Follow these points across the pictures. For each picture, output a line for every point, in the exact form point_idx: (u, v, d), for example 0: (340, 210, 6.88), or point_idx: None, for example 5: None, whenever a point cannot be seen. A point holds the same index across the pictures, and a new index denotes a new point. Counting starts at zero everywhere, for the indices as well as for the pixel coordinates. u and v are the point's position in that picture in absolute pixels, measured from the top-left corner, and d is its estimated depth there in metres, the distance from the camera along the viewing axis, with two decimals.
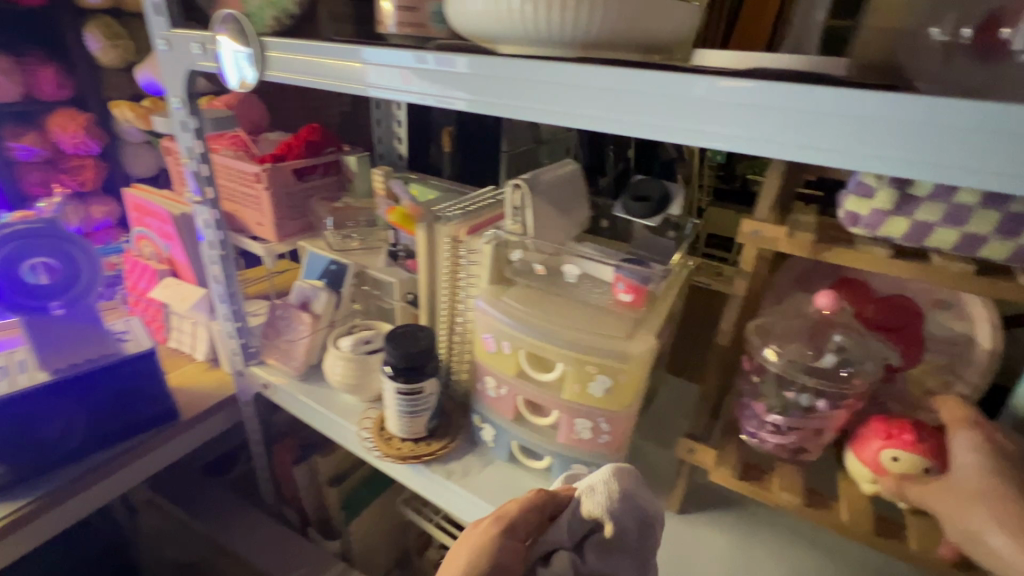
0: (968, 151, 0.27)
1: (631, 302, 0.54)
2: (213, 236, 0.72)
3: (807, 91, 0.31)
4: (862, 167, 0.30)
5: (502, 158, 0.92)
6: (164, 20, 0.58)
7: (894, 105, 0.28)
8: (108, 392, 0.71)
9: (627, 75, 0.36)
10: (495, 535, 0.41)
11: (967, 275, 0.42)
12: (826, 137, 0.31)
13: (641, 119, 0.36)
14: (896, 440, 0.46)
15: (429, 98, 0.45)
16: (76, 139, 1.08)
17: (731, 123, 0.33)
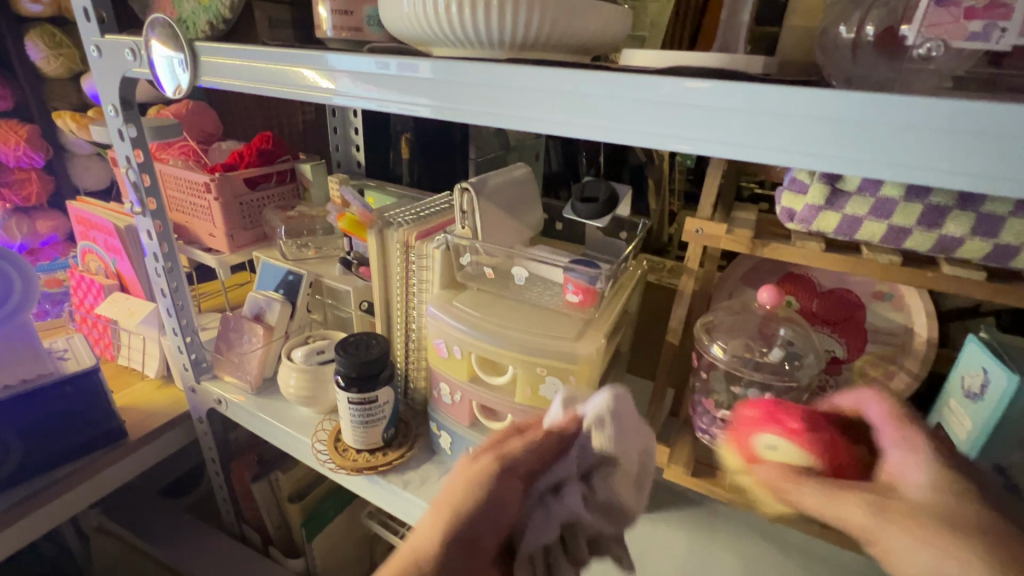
0: (939, 150, 0.26)
1: (580, 302, 0.55)
2: (156, 248, 0.70)
3: (762, 91, 0.30)
4: (831, 168, 0.29)
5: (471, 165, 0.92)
6: (94, 25, 0.56)
7: (860, 105, 0.27)
8: (46, 413, 0.68)
9: (587, 78, 0.34)
10: (493, 472, 0.34)
11: (893, 266, 0.44)
12: (793, 138, 0.29)
13: (603, 122, 0.35)
14: (777, 424, 0.37)
15: (393, 106, 0.43)
16: (19, 151, 1.04)
17: (691, 125, 0.32)
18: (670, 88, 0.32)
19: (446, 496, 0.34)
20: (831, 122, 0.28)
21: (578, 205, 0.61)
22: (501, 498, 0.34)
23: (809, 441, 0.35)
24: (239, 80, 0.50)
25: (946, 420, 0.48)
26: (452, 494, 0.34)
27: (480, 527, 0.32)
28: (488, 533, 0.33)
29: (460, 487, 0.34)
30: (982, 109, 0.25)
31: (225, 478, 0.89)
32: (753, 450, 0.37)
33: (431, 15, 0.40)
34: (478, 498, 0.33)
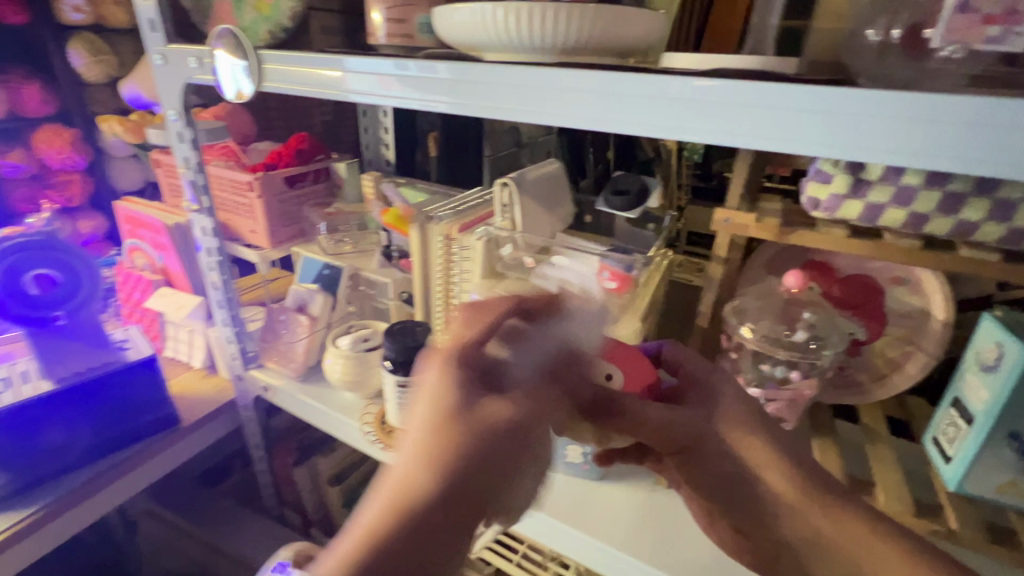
0: (919, 137, 0.30)
1: (617, 289, 0.58)
2: (211, 244, 0.74)
3: (763, 89, 0.34)
4: (824, 153, 0.34)
5: (485, 163, 0.96)
6: (160, 35, 0.60)
7: (851, 101, 0.32)
8: (110, 399, 0.72)
9: (606, 78, 0.39)
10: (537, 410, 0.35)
11: (913, 249, 0.47)
12: (791, 128, 0.34)
13: (619, 115, 0.40)
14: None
15: (412, 98, 0.48)
16: (63, 154, 1.10)
17: (697, 118, 0.37)
18: (678, 86, 0.37)
19: (440, 446, 0.31)
20: (822, 114, 0.33)
21: (611, 197, 0.64)
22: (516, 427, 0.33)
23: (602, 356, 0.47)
24: (295, 85, 0.54)
25: (962, 393, 0.51)
26: (445, 435, 0.31)
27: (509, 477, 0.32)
28: (500, 469, 0.31)
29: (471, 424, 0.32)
30: (953, 101, 0.29)
31: (267, 463, 0.93)
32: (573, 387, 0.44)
33: (487, 23, 0.44)
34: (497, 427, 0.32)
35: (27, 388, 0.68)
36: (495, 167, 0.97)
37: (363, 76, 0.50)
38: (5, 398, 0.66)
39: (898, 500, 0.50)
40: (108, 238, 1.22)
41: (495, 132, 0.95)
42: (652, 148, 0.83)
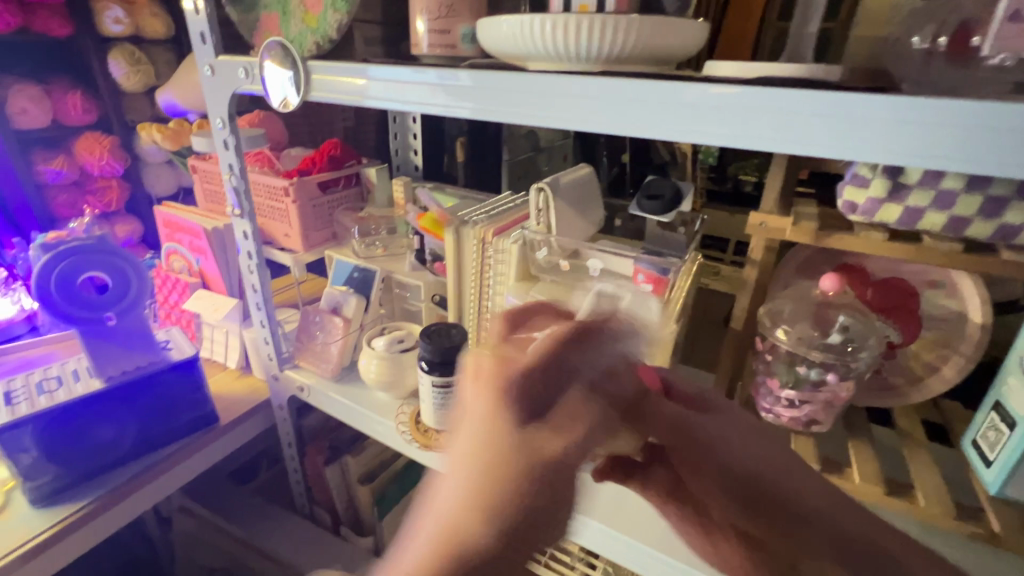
0: (958, 141, 0.31)
1: (652, 292, 0.59)
2: (250, 248, 0.77)
3: (781, 94, 0.35)
4: (855, 157, 0.34)
5: (503, 166, 0.98)
6: (210, 48, 0.63)
7: (886, 107, 0.32)
8: (152, 397, 0.76)
9: (632, 85, 0.40)
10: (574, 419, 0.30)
11: (955, 253, 0.48)
12: (818, 134, 0.35)
13: (642, 121, 0.41)
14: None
15: (435, 105, 0.50)
16: (103, 162, 1.13)
17: (720, 123, 0.38)
18: (696, 93, 0.38)
19: (491, 495, 0.27)
20: (839, 118, 0.34)
21: (644, 201, 0.65)
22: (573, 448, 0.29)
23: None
24: (336, 94, 0.57)
25: (1001, 396, 0.51)
26: (505, 480, 0.27)
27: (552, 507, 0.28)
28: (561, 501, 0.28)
29: (530, 458, 0.28)
30: (970, 106, 0.30)
31: (299, 461, 0.96)
32: None
33: (530, 33, 0.45)
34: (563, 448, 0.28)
35: (79, 386, 0.71)
36: (513, 170, 0.98)
37: (382, 84, 0.53)
38: (59, 395, 0.69)
39: (940, 504, 0.50)
40: (143, 241, 1.25)
41: (513, 137, 0.96)
42: (667, 150, 0.84)
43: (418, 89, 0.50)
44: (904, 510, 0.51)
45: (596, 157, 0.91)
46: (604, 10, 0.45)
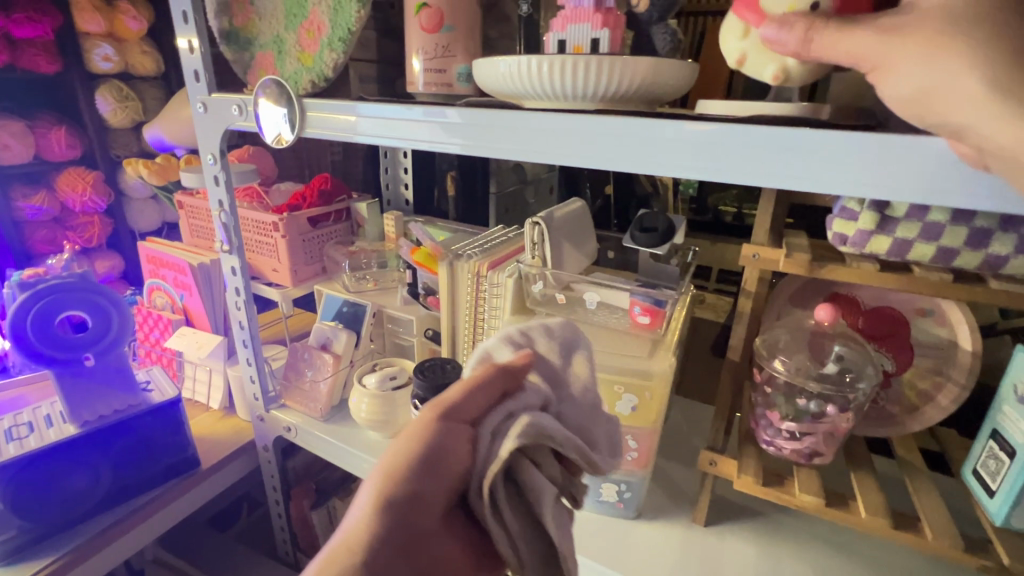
0: (932, 180, 0.32)
1: (649, 324, 0.59)
2: (238, 283, 0.75)
3: (761, 129, 0.36)
4: (847, 192, 0.34)
5: (491, 200, 0.98)
6: (203, 86, 0.63)
7: (863, 142, 0.33)
8: (127, 442, 0.72)
9: (618, 123, 0.41)
10: (433, 421, 0.37)
11: (944, 283, 0.48)
12: (803, 168, 0.35)
13: (626, 158, 0.41)
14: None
15: (422, 141, 0.51)
16: (85, 197, 1.11)
17: (707, 158, 0.38)
18: (677, 129, 0.39)
19: (385, 476, 0.35)
20: (816, 154, 0.35)
21: (637, 234, 0.65)
22: (441, 447, 0.36)
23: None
24: (330, 130, 0.56)
25: (1000, 424, 0.51)
26: (396, 463, 0.35)
27: (420, 483, 0.35)
28: (435, 483, 0.35)
29: (410, 446, 0.36)
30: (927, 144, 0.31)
31: (283, 506, 0.92)
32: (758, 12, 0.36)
33: (527, 73, 0.46)
34: (421, 444, 0.36)
35: (51, 433, 0.68)
36: (501, 203, 0.99)
37: (376, 121, 0.53)
38: (28, 443, 0.66)
39: (948, 537, 0.49)
40: (124, 277, 1.23)
41: (502, 169, 0.96)
42: (649, 183, 0.85)
43: (408, 126, 0.51)
44: (912, 544, 0.50)
45: (581, 189, 0.92)
46: (598, 50, 0.46)
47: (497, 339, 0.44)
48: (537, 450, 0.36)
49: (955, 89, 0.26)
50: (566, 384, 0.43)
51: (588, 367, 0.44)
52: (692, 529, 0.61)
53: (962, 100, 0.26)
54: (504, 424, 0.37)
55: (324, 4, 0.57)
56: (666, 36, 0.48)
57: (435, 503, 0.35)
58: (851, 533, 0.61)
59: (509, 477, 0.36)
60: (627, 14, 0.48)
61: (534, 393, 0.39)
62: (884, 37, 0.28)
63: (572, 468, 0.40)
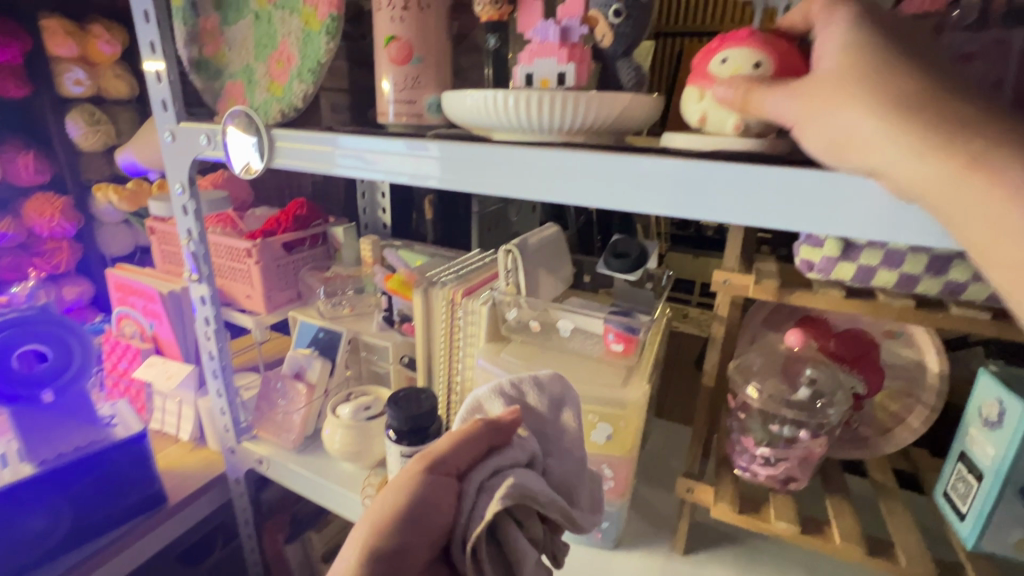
0: (893, 219, 0.32)
1: (623, 350, 0.59)
2: (208, 312, 0.74)
3: (726, 166, 0.36)
4: (811, 229, 0.35)
5: (473, 219, 0.97)
6: (172, 115, 0.62)
7: (824, 180, 0.33)
8: (92, 478, 0.70)
9: (587, 159, 0.41)
10: (418, 473, 0.37)
11: (907, 309, 0.49)
12: (766, 206, 0.35)
13: (596, 194, 0.41)
14: (753, 39, 0.38)
15: (403, 174, 0.50)
16: (53, 223, 1.08)
17: (674, 195, 0.38)
18: (650, 165, 0.39)
19: (373, 527, 0.35)
20: (784, 190, 0.35)
21: (611, 260, 0.66)
22: (428, 497, 0.36)
23: (759, 42, 0.38)
24: (302, 162, 0.56)
25: (968, 447, 0.52)
26: (386, 512, 0.35)
27: (407, 535, 0.34)
28: (420, 537, 0.35)
29: (396, 496, 0.36)
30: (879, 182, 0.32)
31: (256, 541, 0.89)
32: (711, 73, 0.40)
33: (496, 107, 0.46)
34: (407, 495, 0.36)
35: (9, 473, 0.67)
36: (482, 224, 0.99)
37: (349, 153, 0.52)
38: None
39: (920, 562, 0.49)
40: (93, 303, 1.20)
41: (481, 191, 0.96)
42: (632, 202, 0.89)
43: (382, 158, 0.51)
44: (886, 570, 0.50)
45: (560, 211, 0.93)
46: (565, 84, 0.46)
47: (489, 390, 0.45)
48: (521, 509, 0.37)
49: (866, 135, 0.27)
50: (554, 438, 0.44)
51: (576, 420, 0.44)
52: (671, 557, 0.61)
53: (875, 143, 0.27)
54: (491, 480, 0.37)
55: (294, 35, 0.57)
56: (631, 70, 0.49)
57: (418, 557, 0.35)
58: (829, 559, 0.61)
59: (493, 535, 0.36)
60: (593, 48, 0.49)
61: (521, 449, 0.40)
62: (798, 92, 0.30)
63: (554, 527, 0.40)
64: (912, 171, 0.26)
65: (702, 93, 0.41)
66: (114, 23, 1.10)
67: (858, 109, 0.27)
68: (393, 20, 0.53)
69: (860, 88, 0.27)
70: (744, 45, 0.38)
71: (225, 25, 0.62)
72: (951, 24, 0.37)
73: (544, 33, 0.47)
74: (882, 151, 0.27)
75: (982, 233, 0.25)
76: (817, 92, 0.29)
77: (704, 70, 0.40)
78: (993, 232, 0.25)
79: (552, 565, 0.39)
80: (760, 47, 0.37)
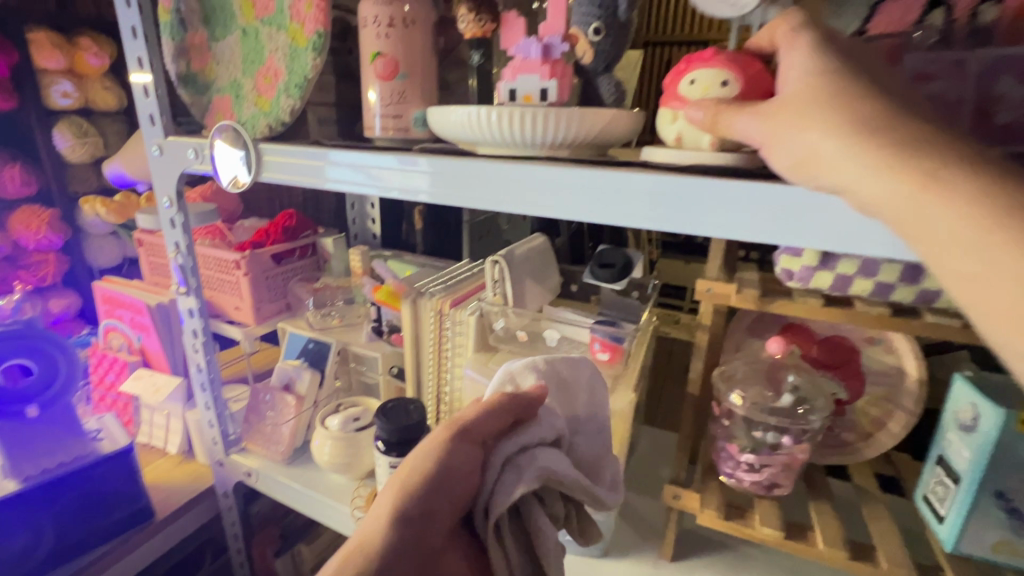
0: (866, 232, 0.33)
1: (609, 360, 0.60)
2: (196, 324, 0.73)
3: (706, 181, 0.37)
4: (789, 243, 0.35)
5: (465, 227, 0.99)
6: (159, 129, 0.63)
7: (799, 195, 0.34)
8: (75, 495, 0.69)
9: (571, 173, 0.42)
10: (447, 438, 0.37)
11: (884, 316, 0.50)
12: (745, 220, 0.36)
13: (580, 208, 0.42)
14: (718, 60, 0.40)
15: (393, 189, 0.51)
16: (40, 235, 1.07)
17: (657, 209, 0.39)
18: (632, 179, 0.40)
19: (402, 486, 0.35)
20: (764, 205, 0.35)
21: (597, 270, 0.68)
22: (456, 463, 0.36)
23: (724, 62, 0.40)
24: (291, 176, 0.57)
25: (946, 451, 0.53)
26: (414, 473, 0.35)
27: (432, 499, 0.35)
28: (445, 502, 0.35)
29: (425, 459, 0.36)
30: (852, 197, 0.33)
31: (245, 555, 0.88)
32: (682, 93, 0.42)
33: (480, 123, 0.47)
34: (437, 461, 0.36)
35: None
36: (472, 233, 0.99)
37: (338, 167, 0.53)
38: None
39: (901, 565, 0.50)
40: (80, 316, 1.19)
41: None
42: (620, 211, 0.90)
43: (371, 173, 0.51)
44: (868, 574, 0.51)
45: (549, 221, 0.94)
46: (547, 99, 0.47)
47: (522, 364, 0.45)
48: (545, 489, 0.38)
49: (827, 155, 0.29)
50: (579, 418, 0.45)
51: (601, 399, 0.47)
52: (659, 564, 0.61)
53: (837, 161, 0.28)
54: (520, 455, 0.37)
55: (282, 51, 0.58)
56: (611, 86, 0.50)
57: (444, 524, 0.35)
58: (815, 564, 0.62)
59: (514, 508, 0.37)
60: (574, 64, 0.50)
61: (548, 427, 0.40)
62: (764, 114, 0.31)
63: (578, 502, 0.41)
64: (871, 187, 0.27)
65: (674, 112, 0.43)
66: (102, 36, 1.10)
67: (819, 130, 0.29)
68: (379, 36, 0.54)
69: (821, 111, 0.29)
70: (710, 66, 0.40)
71: (213, 40, 0.62)
72: (914, 44, 0.39)
73: (527, 49, 0.48)
74: (843, 169, 0.28)
75: (937, 246, 0.26)
76: (782, 114, 0.30)
77: (675, 90, 0.42)
78: (949, 245, 0.26)
79: (580, 540, 0.42)
80: (726, 66, 0.39)
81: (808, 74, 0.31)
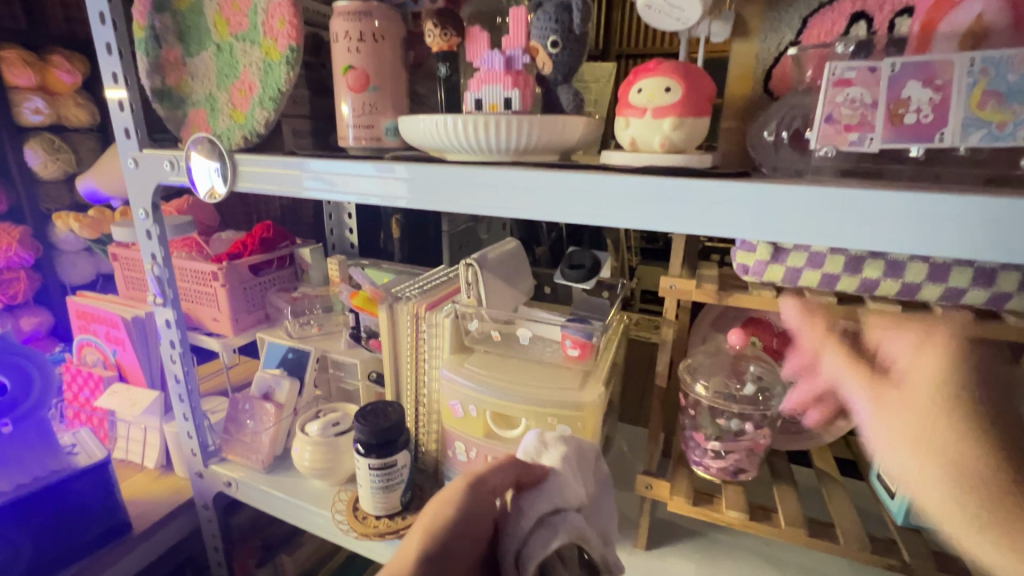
0: (805, 223, 0.36)
1: (579, 355, 0.63)
2: (174, 336, 0.74)
3: (662, 181, 0.40)
4: (738, 236, 0.38)
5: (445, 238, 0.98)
6: (134, 142, 0.64)
7: (744, 189, 0.37)
8: (52, 510, 0.69)
9: (539, 177, 0.44)
10: (463, 488, 0.41)
11: (831, 305, 0.53)
12: (698, 216, 0.39)
13: (546, 208, 0.45)
14: (659, 70, 0.45)
15: (371, 196, 0.53)
16: (10, 253, 1.06)
17: (618, 207, 0.42)
18: (598, 182, 0.42)
19: (427, 528, 0.39)
20: (714, 201, 0.39)
21: (567, 271, 0.70)
22: (472, 514, 0.40)
23: (663, 71, 0.44)
24: (266, 185, 0.58)
25: None
26: (434, 518, 0.39)
27: (453, 542, 0.38)
28: (460, 546, 0.39)
29: (447, 510, 0.39)
30: (787, 190, 0.36)
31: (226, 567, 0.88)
32: (631, 101, 0.45)
33: (448, 131, 0.49)
34: (457, 509, 0.39)
35: None
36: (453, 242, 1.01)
37: (317, 176, 0.55)
38: None
39: (857, 540, 0.53)
40: (52, 334, 1.17)
41: None
42: None
43: (348, 182, 0.53)
44: (824, 549, 0.54)
45: (527, 228, 0.97)
46: (511, 108, 0.50)
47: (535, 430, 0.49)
48: (567, 550, 0.40)
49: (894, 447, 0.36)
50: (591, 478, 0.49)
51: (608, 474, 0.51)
52: (633, 552, 0.63)
53: (908, 455, 0.35)
54: (553, 516, 0.40)
55: (256, 66, 0.60)
56: (570, 95, 0.54)
57: (462, 563, 0.38)
58: (780, 546, 0.65)
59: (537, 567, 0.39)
60: (536, 75, 0.53)
61: (573, 490, 0.43)
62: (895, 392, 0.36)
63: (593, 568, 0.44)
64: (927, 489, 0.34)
65: (625, 118, 0.46)
66: (74, 53, 1.10)
67: (914, 442, 0.35)
68: (350, 50, 0.56)
69: (927, 443, 0.34)
70: (653, 75, 0.44)
71: (188, 56, 0.64)
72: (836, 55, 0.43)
73: (491, 62, 0.51)
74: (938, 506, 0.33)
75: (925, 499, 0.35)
76: (900, 406, 0.36)
77: (624, 97, 0.46)
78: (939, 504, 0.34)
79: None
80: (668, 75, 0.44)
81: (933, 378, 0.35)
